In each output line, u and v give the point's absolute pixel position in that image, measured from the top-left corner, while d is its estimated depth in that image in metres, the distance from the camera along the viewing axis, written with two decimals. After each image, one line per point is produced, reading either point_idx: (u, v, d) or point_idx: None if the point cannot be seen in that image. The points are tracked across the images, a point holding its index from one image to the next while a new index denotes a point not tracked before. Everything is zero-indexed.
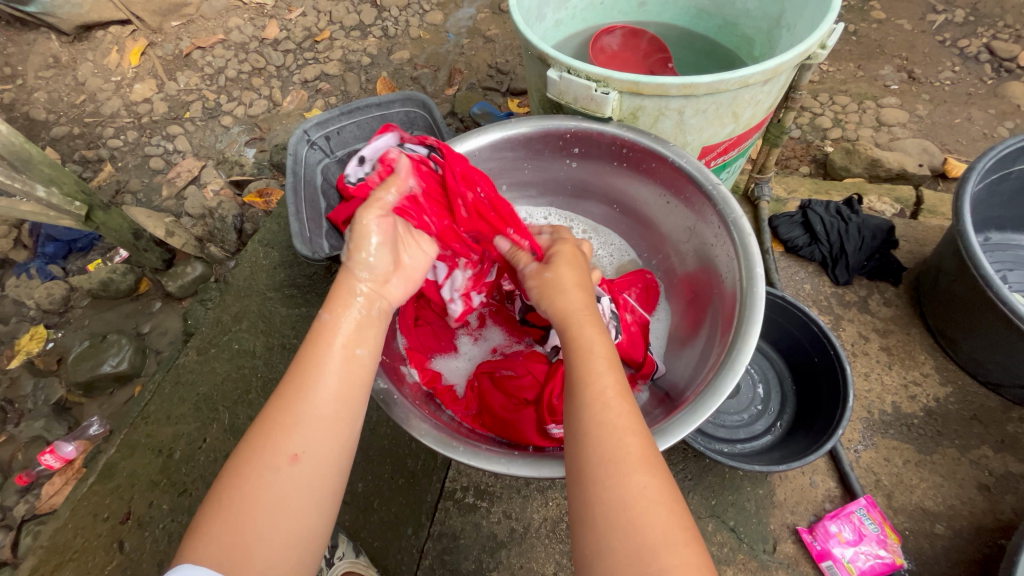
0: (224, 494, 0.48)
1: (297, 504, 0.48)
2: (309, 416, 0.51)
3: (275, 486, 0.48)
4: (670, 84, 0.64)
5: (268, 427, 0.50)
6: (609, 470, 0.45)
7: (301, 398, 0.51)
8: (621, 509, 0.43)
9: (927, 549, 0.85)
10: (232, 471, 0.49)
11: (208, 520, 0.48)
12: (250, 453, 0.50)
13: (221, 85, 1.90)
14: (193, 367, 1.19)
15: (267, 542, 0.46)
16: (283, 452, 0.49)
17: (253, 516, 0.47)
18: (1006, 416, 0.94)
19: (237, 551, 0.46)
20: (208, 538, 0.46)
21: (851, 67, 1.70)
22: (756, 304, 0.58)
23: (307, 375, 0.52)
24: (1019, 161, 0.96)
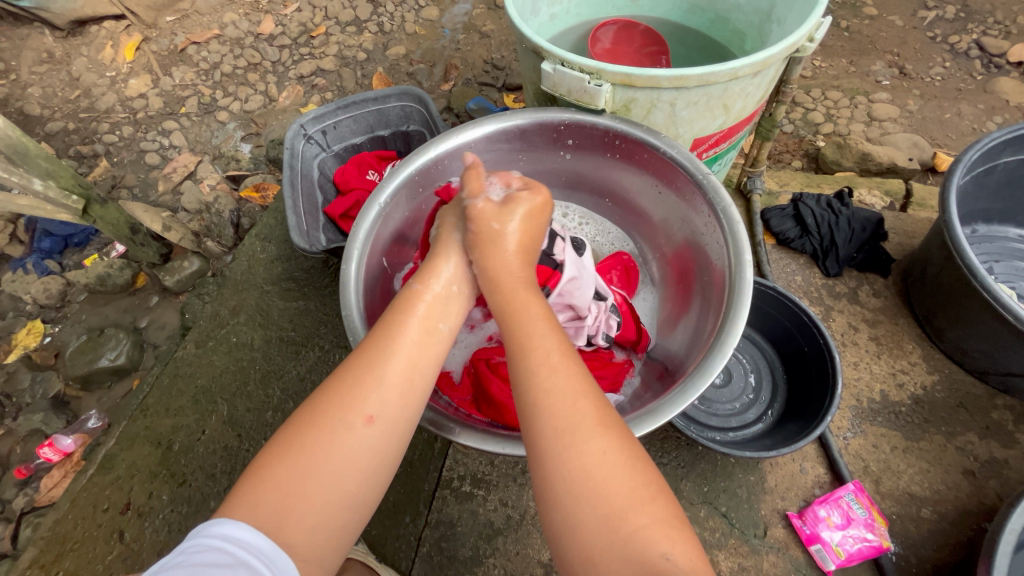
0: (294, 444, 0.51)
1: (359, 464, 0.51)
2: (387, 383, 0.54)
3: (349, 442, 0.51)
4: (662, 76, 0.65)
5: (345, 387, 0.54)
6: (582, 487, 0.47)
7: (383, 363, 0.55)
8: (602, 520, 0.46)
9: (913, 532, 0.87)
10: (301, 426, 0.52)
11: (271, 468, 0.50)
12: (324, 409, 0.53)
13: (217, 80, 1.90)
14: (191, 360, 1.19)
15: (327, 495, 0.50)
16: (359, 412, 0.52)
17: (316, 470, 0.50)
18: (991, 403, 0.96)
19: (299, 499, 0.49)
20: (269, 488, 0.49)
21: (843, 63, 1.72)
22: (744, 288, 0.60)
23: (392, 342, 0.57)
24: (1005, 153, 0.98)
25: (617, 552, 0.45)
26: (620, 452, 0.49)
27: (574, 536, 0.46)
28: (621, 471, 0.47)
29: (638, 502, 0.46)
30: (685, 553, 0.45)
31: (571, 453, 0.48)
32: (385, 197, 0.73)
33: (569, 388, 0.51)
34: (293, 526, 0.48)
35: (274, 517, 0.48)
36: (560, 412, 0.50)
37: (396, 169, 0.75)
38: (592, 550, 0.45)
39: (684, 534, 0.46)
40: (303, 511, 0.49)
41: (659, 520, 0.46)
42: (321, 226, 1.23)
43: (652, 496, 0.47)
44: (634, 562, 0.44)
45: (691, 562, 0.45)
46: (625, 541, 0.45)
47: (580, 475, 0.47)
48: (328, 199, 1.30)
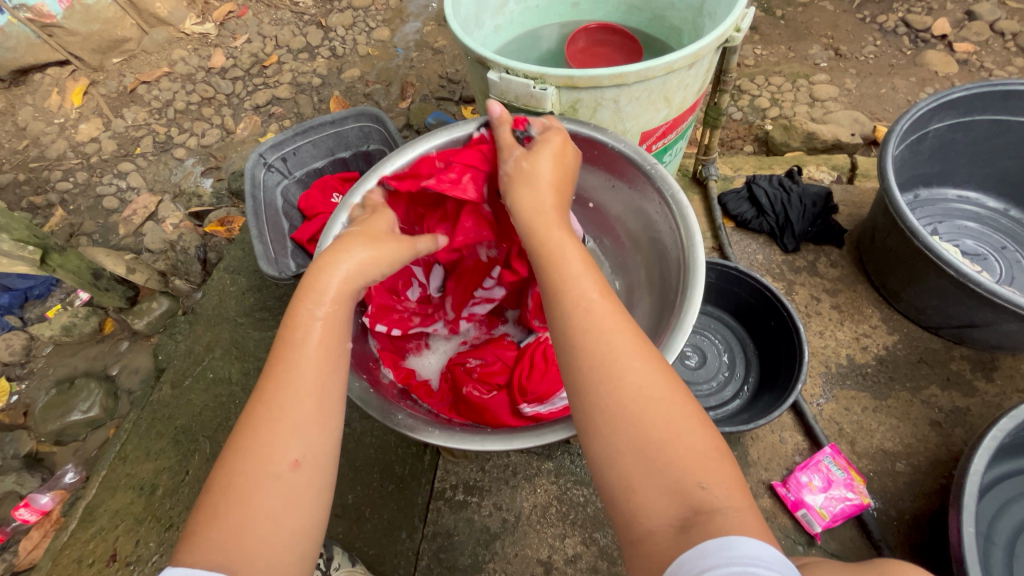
0: (224, 502, 0.50)
1: (294, 504, 0.51)
2: (289, 406, 0.53)
3: (281, 487, 0.50)
4: (602, 76, 0.68)
5: (256, 434, 0.52)
6: (625, 415, 0.48)
7: (294, 402, 0.54)
8: (649, 447, 0.46)
9: (891, 486, 0.91)
10: (228, 479, 0.51)
11: (207, 523, 0.49)
12: (247, 458, 0.51)
13: (171, 117, 1.88)
14: (168, 402, 1.17)
15: (271, 544, 0.49)
16: (282, 459, 0.51)
17: (251, 513, 0.49)
18: (949, 355, 1.02)
19: (238, 556, 0.47)
20: (213, 543, 0.48)
21: (782, 50, 1.80)
22: (697, 266, 0.63)
23: (291, 359, 0.55)
24: (934, 120, 1.04)
25: (656, 476, 0.45)
26: (668, 384, 0.50)
27: (617, 458, 0.47)
28: (662, 401, 0.48)
29: (682, 432, 0.47)
30: (722, 482, 0.45)
31: (609, 382, 0.49)
32: (345, 216, 0.73)
33: (610, 318, 0.52)
34: (247, 569, 0.47)
35: (222, 567, 0.47)
36: (599, 345, 0.51)
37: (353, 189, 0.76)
38: (634, 479, 0.46)
39: (724, 467, 0.46)
40: (252, 552, 0.48)
41: (705, 452, 0.47)
42: (289, 252, 1.23)
43: (698, 427, 0.48)
44: (675, 489, 0.45)
45: (728, 492, 0.44)
46: (665, 468, 0.45)
47: (629, 396, 0.48)
48: (294, 226, 1.30)
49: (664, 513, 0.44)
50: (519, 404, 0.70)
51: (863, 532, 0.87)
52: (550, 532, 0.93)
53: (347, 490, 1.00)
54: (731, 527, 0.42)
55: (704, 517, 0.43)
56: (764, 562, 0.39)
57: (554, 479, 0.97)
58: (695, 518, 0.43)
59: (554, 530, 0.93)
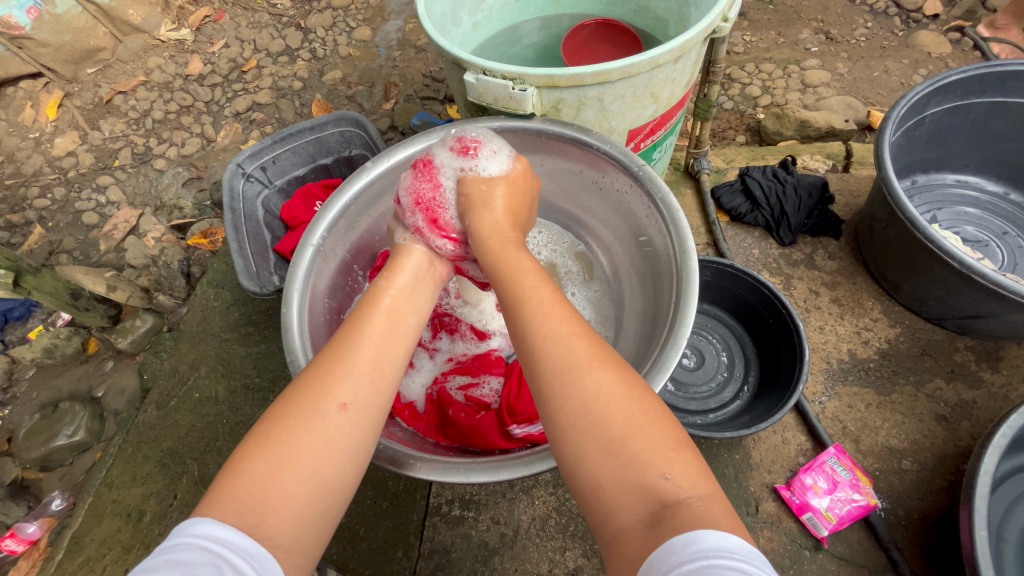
0: (263, 437, 0.47)
1: (333, 451, 0.47)
2: (354, 365, 0.52)
3: (326, 431, 0.48)
4: (584, 74, 0.64)
5: (315, 378, 0.51)
6: (590, 416, 0.45)
7: (354, 353, 0.52)
8: (616, 437, 0.43)
9: (897, 485, 0.88)
10: (273, 419, 0.48)
11: (242, 460, 0.46)
12: (299, 399, 0.49)
13: (150, 127, 1.84)
14: (154, 423, 1.14)
15: (302, 491, 0.45)
16: (333, 400, 0.49)
17: (292, 451, 0.46)
18: (953, 346, 0.99)
19: (262, 506, 0.43)
20: (242, 482, 0.44)
21: (772, 35, 1.76)
22: (690, 275, 0.60)
23: (358, 328, 0.55)
24: (931, 105, 1.01)
25: (620, 469, 0.42)
26: (623, 382, 0.47)
27: (583, 465, 0.44)
28: (623, 399, 0.45)
29: (640, 426, 0.44)
30: (685, 473, 0.42)
31: (570, 386, 0.46)
32: (318, 235, 0.69)
33: (563, 329, 0.50)
34: (270, 520, 0.43)
35: (243, 517, 0.43)
36: (556, 351, 0.49)
37: (328, 202, 0.71)
38: (604, 477, 0.43)
39: (693, 461, 0.43)
40: (281, 500, 0.44)
41: (667, 440, 0.44)
42: (272, 265, 1.19)
43: (657, 419, 0.45)
44: (641, 483, 0.41)
45: (693, 481, 0.41)
46: (628, 463, 0.42)
47: (581, 408, 0.45)
48: (277, 236, 1.26)
49: (634, 511, 0.41)
50: (509, 425, 0.66)
51: (871, 534, 0.84)
52: (549, 545, 0.90)
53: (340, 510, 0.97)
54: (701, 520, 0.38)
55: (672, 510, 0.40)
56: (731, 554, 0.36)
57: (552, 490, 0.94)
58: (664, 512, 0.40)
59: (555, 543, 0.90)
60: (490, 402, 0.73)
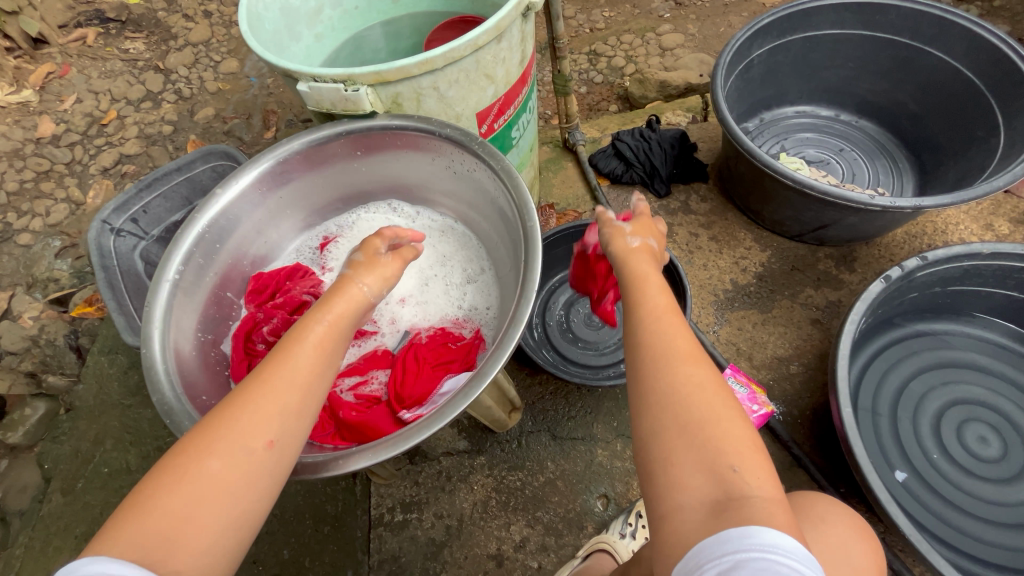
0: (182, 471, 0.46)
1: (251, 487, 0.47)
2: (281, 407, 0.50)
3: (247, 469, 0.47)
4: (409, 65, 0.66)
5: (238, 411, 0.49)
6: (674, 404, 0.48)
7: (281, 390, 0.51)
8: (693, 424, 0.47)
9: (789, 389, 0.97)
10: (193, 452, 0.47)
11: (155, 495, 0.45)
12: (218, 433, 0.48)
13: (5, 201, 1.68)
14: (62, 511, 1.06)
15: (211, 530, 0.45)
16: (258, 438, 0.49)
17: (209, 493, 0.46)
18: (815, 257, 1.10)
19: (167, 542, 0.43)
20: (155, 517, 0.44)
21: (627, 8, 1.88)
22: (534, 236, 0.62)
23: (284, 360, 0.52)
24: (754, 48, 1.12)
25: (695, 454, 0.45)
26: (714, 381, 0.49)
27: (659, 440, 0.47)
28: (713, 394, 0.48)
29: (721, 421, 0.46)
30: (759, 477, 0.44)
31: (664, 372, 0.50)
32: (174, 268, 0.66)
33: (668, 324, 0.53)
34: (173, 557, 0.43)
35: (148, 555, 0.42)
36: (657, 342, 0.52)
37: (179, 233, 0.68)
38: (676, 455, 0.46)
39: (762, 460, 0.45)
40: (193, 537, 0.44)
41: (744, 442, 0.46)
42: None
43: (737, 418, 0.47)
44: (711, 472, 0.44)
45: (761, 481, 0.43)
46: (702, 449, 0.45)
47: (674, 392, 0.48)
48: None
49: (699, 496, 0.44)
50: (399, 412, 0.68)
51: (773, 437, 0.93)
52: (494, 525, 0.92)
53: (281, 546, 0.94)
54: (762, 517, 0.41)
55: (737, 503, 0.42)
56: (786, 550, 0.38)
57: (489, 472, 0.97)
58: (728, 502, 0.42)
59: (499, 520, 0.92)
60: (381, 395, 0.73)
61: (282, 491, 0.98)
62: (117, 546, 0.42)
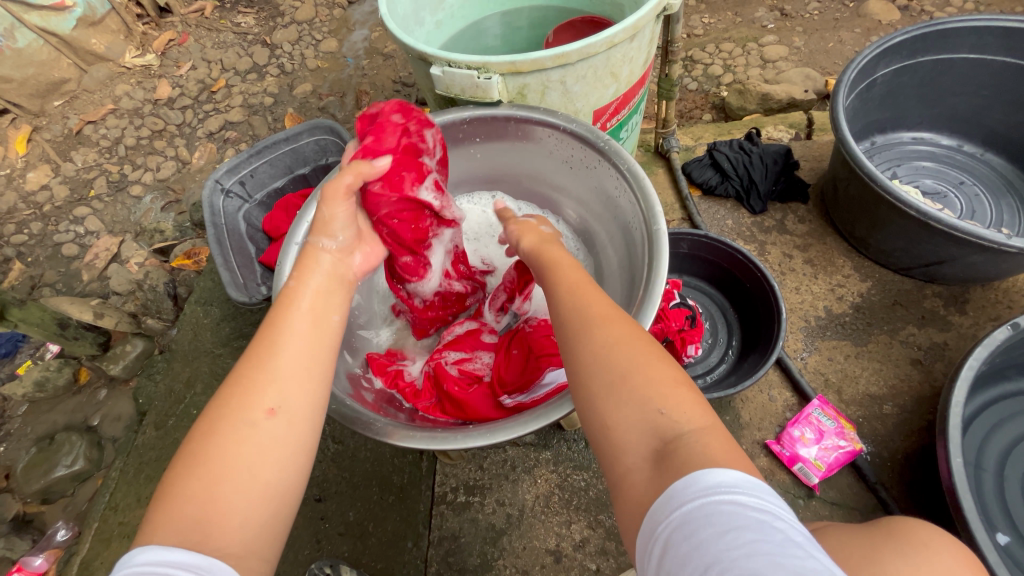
0: (199, 452, 0.47)
1: (269, 459, 0.48)
2: (276, 374, 0.51)
3: (256, 438, 0.48)
4: (544, 58, 0.67)
5: (237, 387, 0.50)
6: (603, 381, 0.49)
7: (273, 358, 0.52)
8: (620, 382, 0.48)
9: (880, 429, 0.92)
10: (206, 433, 0.49)
11: (178, 480, 0.46)
12: (225, 409, 0.49)
13: (122, 154, 1.83)
14: (154, 444, 1.15)
15: (238, 505, 0.46)
16: (259, 407, 0.49)
17: (229, 469, 0.46)
18: (922, 294, 1.03)
19: (201, 522, 0.44)
20: (184, 500, 0.45)
21: (729, 16, 1.82)
22: (660, 241, 0.63)
23: (272, 332, 0.54)
24: (880, 67, 1.05)
25: (628, 408, 0.47)
26: (631, 335, 0.51)
27: (592, 404, 0.49)
28: (632, 350, 0.50)
29: (644, 366, 0.48)
30: (684, 412, 0.46)
31: (580, 338, 0.52)
32: (303, 233, 0.72)
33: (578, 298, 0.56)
34: (208, 534, 0.44)
35: (188, 536, 0.44)
36: (571, 317, 0.55)
37: (310, 201, 0.74)
38: (610, 417, 0.48)
39: (688, 395, 0.47)
40: (223, 514, 0.45)
41: (665, 381, 0.48)
42: (259, 276, 1.20)
43: (658, 360, 0.49)
44: (648, 425, 0.46)
45: (688, 416, 0.45)
46: (631, 405, 0.47)
47: (595, 355, 0.50)
48: (261, 249, 1.27)
49: (640, 451, 0.45)
50: (500, 396, 0.70)
51: (859, 477, 0.88)
52: (555, 520, 0.93)
53: (348, 507, 0.98)
54: (696, 457, 0.42)
55: (671, 445, 0.44)
56: (725, 488, 0.39)
57: (554, 468, 0.97)
58: (665, 449, 0.44)
59: (560, 517, 0.93)
60: (483, 375, 0.76)
61: (353, 455, 1.02)
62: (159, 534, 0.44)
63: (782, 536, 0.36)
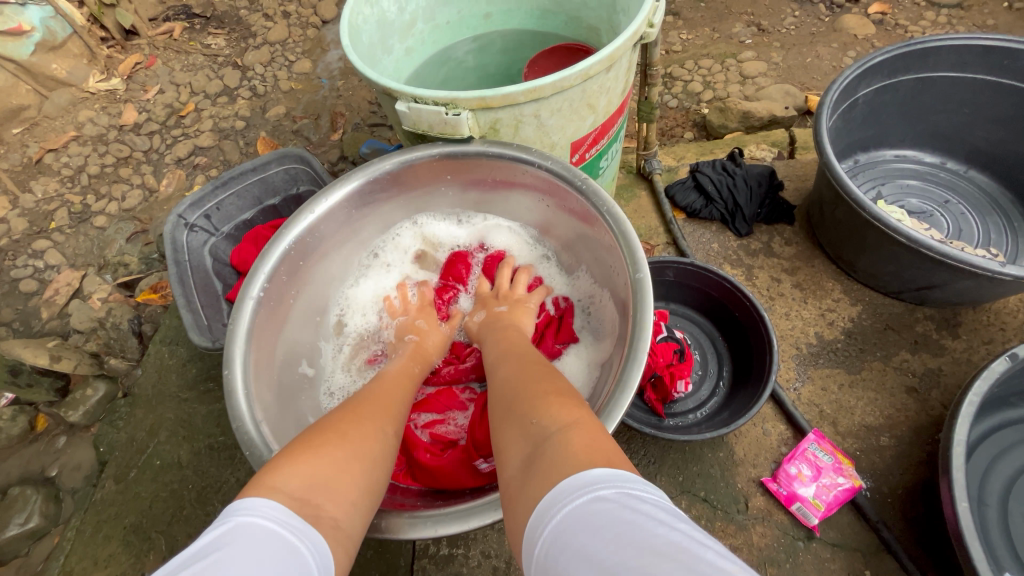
0: (343, 429, 0.55)
1: (381, 462, 0.55)
2: (396, 406, 0.62)
3: (384, 443, 0.57)
4: (515, 92, 0.63)
5: (372, 401, 0.60)
6: (504, 408, 0.55)
7: (398, 393, 0.65)
8: (515, 403, 0.54)
9: (878, 462, 0.89)
10: (341, 424, 0.55)
11: (326, 449, 0.51)
12: (365, 412, 0.58)
13: (86, 183, 1.75)
14: (113, 499, 1.07)
15: (356, 490, 0.51)
16: (388, 423, 0.59)
17: (363, 458, 0.53)
18: (913, 317, 1.01)
19: (328, 494, 0.48)
20: (324, 464, 0.50)
21: (707, 32, 1.81)
22: (644, 290, 0.59)
23: (394, 376, 0.68)
24: (862, 86, 1.04)
25: (515, 424, 0.52)
26: (540, 368, 0.60)
27: (495, 427, 0.54)
28: (538, 377, 0.58)
29: (540, 391, 0.54)
30: (557, 418, 0.49)
31: (501, 373, 0.62)
32: (259, 285, 0.67)
33: (508, 344, 0.68)
34: (337, 506, 0.48)
35: (310, 503, 0.46)
36: (496, 359, 0.65)
37: (267, 249, 0.69)
38: (503, 436, 0.53)
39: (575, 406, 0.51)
40: (346, 493, 0.49)
41: (549, 395, 0.53)
42: (225, 315, 1.14)
43: (551, 384, 0.56)
44: (526, 434, 0.49)
45: (559, 421, 0.48)
46: (520, 420, 0.52)
47: (505, 387, 0.58)
48: (229, 285, 1.21)
49: (517, 457, 0.49)
50: (475, 461, 0.66)
51: (860, 515, 0.84)
52: None
53: None
54: (554, 453, 0.45)
55: (539, 450, 0.47)
56: (600, 484, 0.39)
57: None
58: (534, 453, 0.47)
59: None
60: (456, 438, 0.74)
61: None
62: (280, 487, 0.46)
63: (668, 538, 0.34)
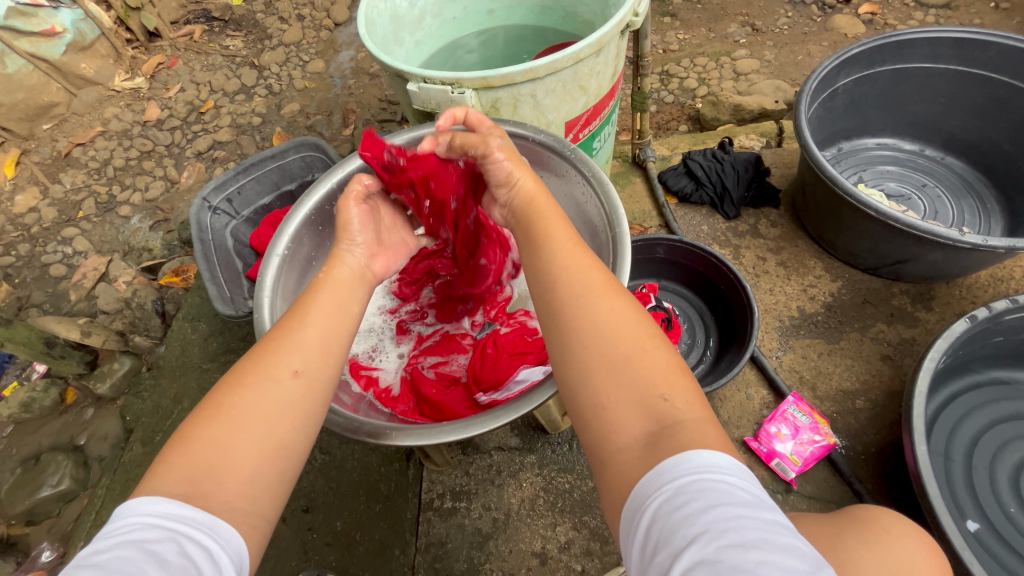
0: (222, 402, 0.49)
1: (287, 418, 0.50)
2: (295, 341, 0.54)
3: (279, 395, 0.50)
4: (514, 72, 0.71)
5: (268, 347, 0.53)
6: (604, 359, 0.47)
7: (301, 326, 0.55)
8: (613, 356, 0.47)
9: (854, 423, 0.95)
10: (229, 388, 0.51)
11: (203, 428, 0.47)
12: (252, 368, 0.51)
13: (111, 176, 1.85)
14: (141, 460, 1.15)
15: (248, 456, 0.47)
16: (285, 367, 0.52)
17: (249, 421, 0.48)
18: (889, 292, 1.07)
19: (211, 469, 0.45)
20: (200, 445, 0.47)
21: (702, 32, 1.89)
22: (623, 242, 0.66)
23: (302, 309, 0.57)
24: (841, 76, 1.11)
25: (626, 390, 0.46)
26: (630, 310, 0.50)
27: (588, 384, 0.47)
28: (630, 323, 0.49)
29: (644, 348, 0.48)
30: (682, 399, 0.45)
31: (580, 309, 0.50)
32: (283, 244, 0.75)
33: (575, 265, 0.54)
34: (224, 484, 0.45)
35: (189, 485, 0.44)
36: (570, 283, 0.53)
37: (291, 214, 0.77)
38: (605, 397, 0.46)
39: (686, 380, 0.47)
40: (240, 464, 0.46)
41: (661, 365, 0.47)
42: (245, 290, 1.22)
43: (654, 343, 0.48)
44: (643, 405, 0.45)
45: (689, 405, 0.45)
46: (629, 384, 0.46)
47: (594, 328, 0.49)
48: (248, 264, 1.29)
49: (634, 432, 0.44)
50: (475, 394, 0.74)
51: (835, 471, 0.90)
52: (540, 523, 0.94)
53: (335, 517, 0.99)
54: (691, 440, 0.41)
55: (670, 430, 0.43)
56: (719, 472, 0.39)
57: (539, 471, 0.99)
58: (661, 432, 0.43)
59: (545, 520, 0.94)
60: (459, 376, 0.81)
61: (340, 466, 1.03)
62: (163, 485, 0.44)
63: (771, 518, 0.36)
